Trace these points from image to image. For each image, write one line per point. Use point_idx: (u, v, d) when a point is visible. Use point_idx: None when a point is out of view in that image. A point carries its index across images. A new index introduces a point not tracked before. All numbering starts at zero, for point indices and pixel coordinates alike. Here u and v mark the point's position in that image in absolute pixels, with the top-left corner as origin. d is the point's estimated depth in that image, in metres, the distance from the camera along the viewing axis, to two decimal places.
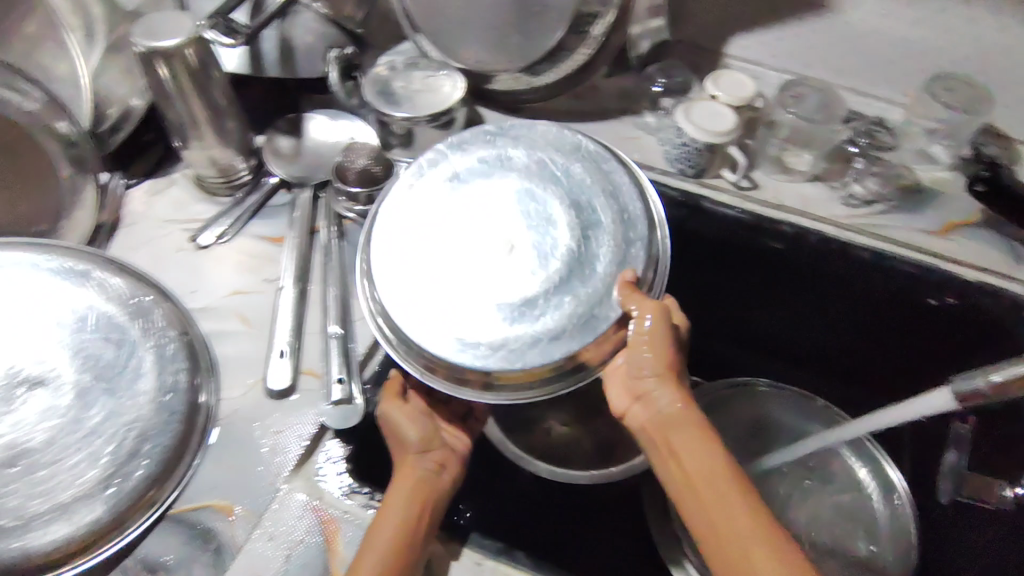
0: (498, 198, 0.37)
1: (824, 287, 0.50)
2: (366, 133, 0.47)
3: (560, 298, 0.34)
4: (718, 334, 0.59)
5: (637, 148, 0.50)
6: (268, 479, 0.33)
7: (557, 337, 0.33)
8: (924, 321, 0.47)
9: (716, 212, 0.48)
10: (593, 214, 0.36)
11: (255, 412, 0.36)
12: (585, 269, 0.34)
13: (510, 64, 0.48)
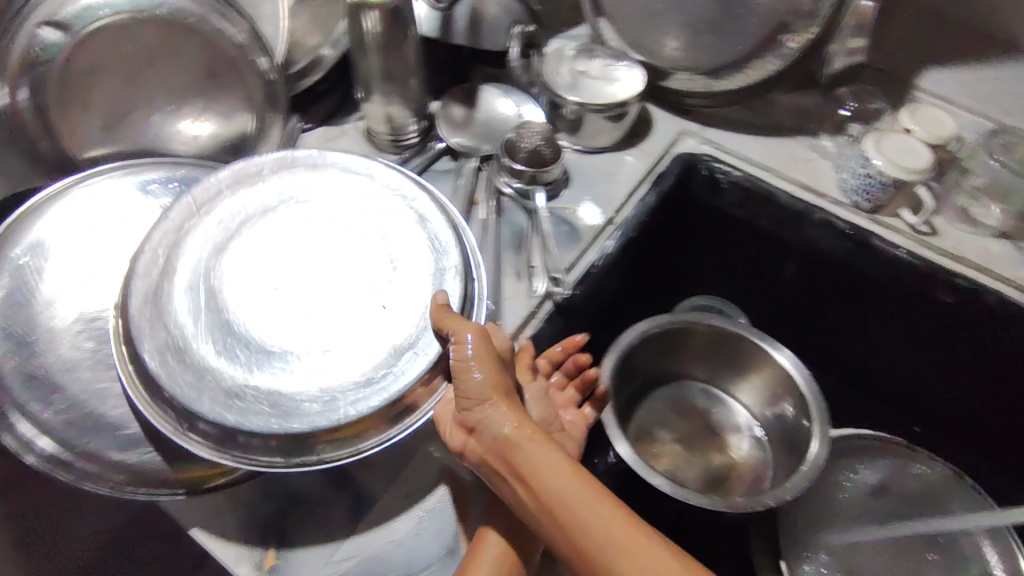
0: (329, 230, 0.34)
1: (983, 354, 0.44)
2: (536, 113, 0.47)
3: (367, 344, 0.31)
4: (849, 384, 0.52)
5: (808, 171, 0.47)
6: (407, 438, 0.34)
7: (379, 386, 0.29)
8: None
9: (885, 251, 0.44)
10: (408, 251, 0.34)
11: None
12: (401, 310, 0.32)
13: (691, 63, 0.48)
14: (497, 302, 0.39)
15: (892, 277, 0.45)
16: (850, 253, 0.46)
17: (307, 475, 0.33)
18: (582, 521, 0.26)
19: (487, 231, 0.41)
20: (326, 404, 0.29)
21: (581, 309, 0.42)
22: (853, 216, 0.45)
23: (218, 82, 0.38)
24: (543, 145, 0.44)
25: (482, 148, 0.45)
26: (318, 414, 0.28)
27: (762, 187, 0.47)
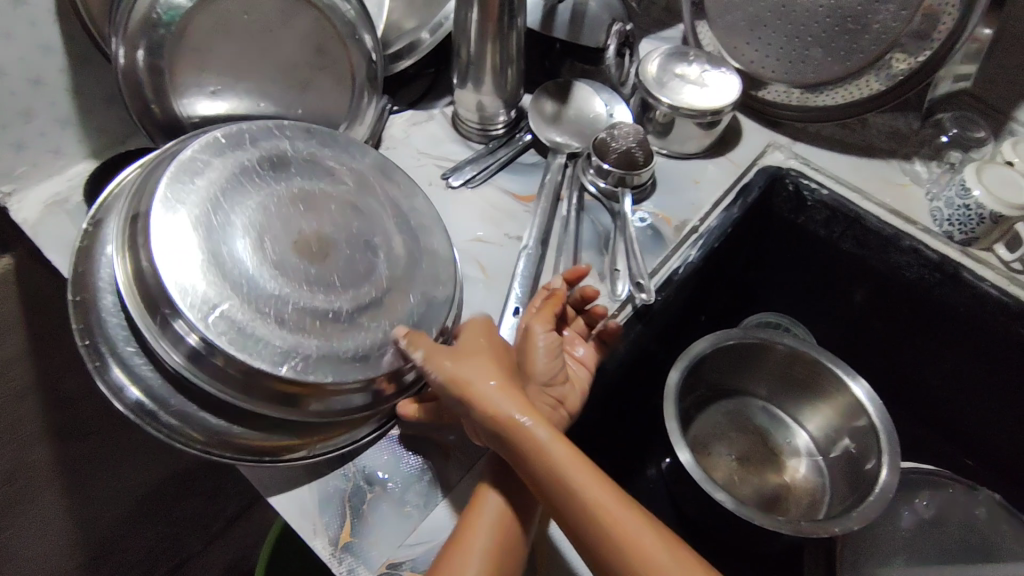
0: (340, 209, 0.35)
1: None
2: (625, 113, 0.46)
3: (369, 323, 0.31)
4: (912, 417, 0.51)
5: (899, 196, 0.46)
6: None
7: (363, 361, 0.30)
8: None
9: (976, 286, 0.42)
10: (415, 255, 0.35)
11: None
12: (393, 304, 0.33)
13: (791, 75, 0.47)
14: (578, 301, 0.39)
15: (977, 312, 0.43)
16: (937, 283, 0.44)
17: (386, 456, 0.32)
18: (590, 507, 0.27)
19: (569, 228, 0.41)
20: (298, 355, 0.29)
21: (656, 316, 0.41)
22: (943, 246, 0.44)
23: (325, 56, 0.40)
24: (635, 147, 0.43)
25: (572, 146, 0.45)
26: (289, 362, 0.28)
27: (849, 209, 0.46)
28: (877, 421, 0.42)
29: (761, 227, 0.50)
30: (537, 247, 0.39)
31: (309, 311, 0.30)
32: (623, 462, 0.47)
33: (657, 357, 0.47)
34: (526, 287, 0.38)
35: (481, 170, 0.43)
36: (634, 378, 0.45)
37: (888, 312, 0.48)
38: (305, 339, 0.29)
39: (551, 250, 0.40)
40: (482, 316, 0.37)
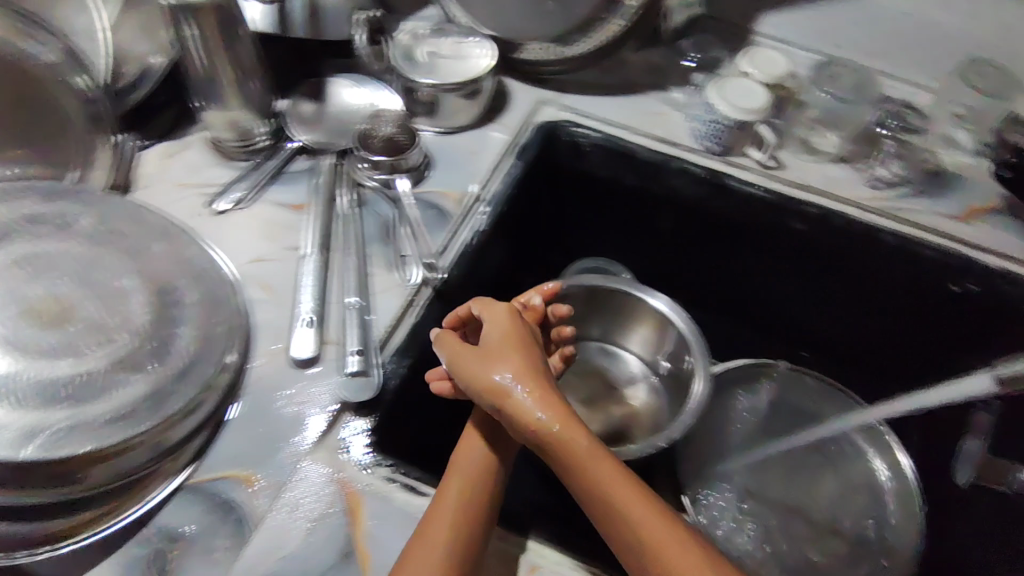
0: (75, 264, 0.33)
1: (833, 274, 0.47)
2: (389, 100, 0.47)
3: (124, 376, 0.30)
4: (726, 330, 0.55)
5: (661, 126, 0.50)
6: (289, 450, 0.32)
7: (119, 420, 0.28)
8: (886, 293, 0.45)
9: (741, 190, 0.47)
10: (172, 288, 0.33)
11: (277, 379, 0.35)
12: (151, 347, 0.31)
13: (541, 31, 0.49)
14: (372, 296, 0.38)
15: (749, 214, 0.47)
16: (713, 199, 0.47)
17: (185, 510, 0.30)
18: (607, 491, 0.27)
19: (349, 226, 0.41)
20: (36, 433, 0.27)
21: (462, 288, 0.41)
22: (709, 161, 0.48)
23: (34, 107, 0.37)
24: (398, 133, 0.43)
25: (338, 143, 0.44)
26: (27, 441, 0.26)
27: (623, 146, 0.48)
28: (684, 329, 0.45)
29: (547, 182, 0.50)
30: (319, 254, 0.39)
31: (47, 382, 0.28)
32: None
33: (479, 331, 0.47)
34: (314, 295, 0.37)
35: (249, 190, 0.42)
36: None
37: (680, 245, 0.50)
38: (43, 414, 0.27)
39: (336, 252, 0.40)
40: (274, 335, 0.36)
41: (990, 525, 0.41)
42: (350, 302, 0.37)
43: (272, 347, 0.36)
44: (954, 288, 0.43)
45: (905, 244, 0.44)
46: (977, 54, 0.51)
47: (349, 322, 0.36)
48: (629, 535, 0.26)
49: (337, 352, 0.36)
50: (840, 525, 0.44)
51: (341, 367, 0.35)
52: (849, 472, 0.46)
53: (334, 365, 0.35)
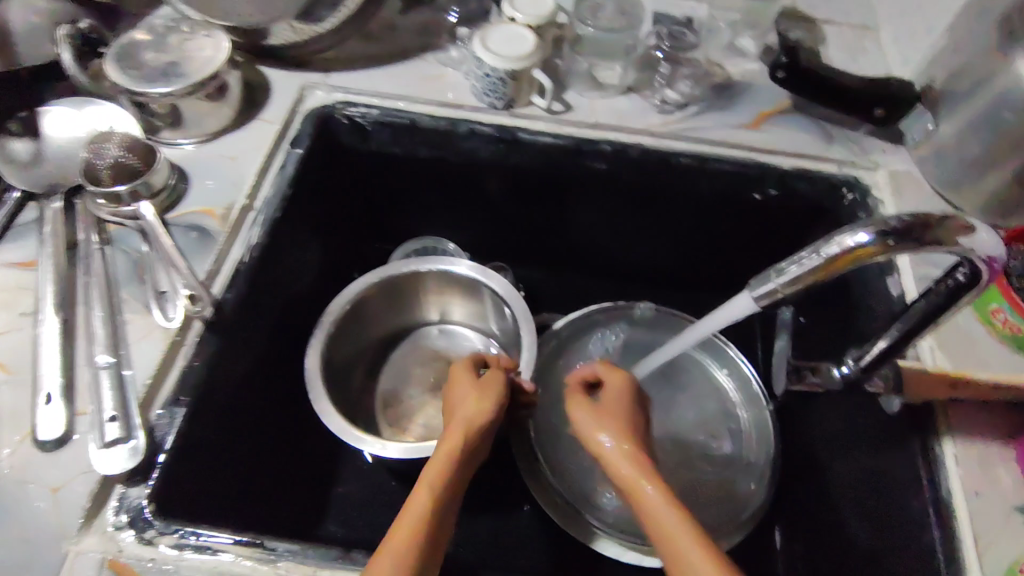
0: None
1: (637, 194, 0.74)
2: (125, 121, 0.67)
3: None
4: (540, 242, 0.85)
5: (433, 87, 0.73)
6: (44, 553, 0.47)
7: None
8: (738, 212, 0.74)
9: (534, 137, 0.71)
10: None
11: (25, 476, 0.50)
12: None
13: (285, 12, 0.70)
14: (124, 356, 0.55)
15: (574, 166, 0.71)
16: (546, 157, 0.71)
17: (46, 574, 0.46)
18: (658, 516, 0.45)
19: (91, 280, 0.59)
20: None
21: (241, 313, 0.61)
22: (561, 121, 0.72)
23: None
24: (123, 156, 0.64)
25: (69, 180, 0.65)
26: None
27: (442, 121, 0.71)
28: (500, 287, 0.77)
29: (337, 166, 0.75)
30: (61, 379, 0.54)
31: None
32: (326, 461, 0.75)
33: (286, 371, 0.71)
34: (57, 370, 0.54)
35: (69, 259, 0.61)
36: (291, 396, 0.72)
37: (516, 187, 0.76)
38: None
39: (80, 364, 0.55)
40: (17, 423, 0.52)
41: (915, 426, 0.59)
42: (103, 366, 0.54)
43: (16, 437, 0.51)
44: (755, 194, 0.72)
45: (693, 161, 0.71)
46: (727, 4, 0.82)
47: (104, 397, 0.53)
48: (657, 531, 0.44)
49: (87, 417, 0.52)
50: (676, 420, 0.79)
51: (99, 437, 0.51)
52: (688, 386, 0.81)
53: (86, 436, 0.51)
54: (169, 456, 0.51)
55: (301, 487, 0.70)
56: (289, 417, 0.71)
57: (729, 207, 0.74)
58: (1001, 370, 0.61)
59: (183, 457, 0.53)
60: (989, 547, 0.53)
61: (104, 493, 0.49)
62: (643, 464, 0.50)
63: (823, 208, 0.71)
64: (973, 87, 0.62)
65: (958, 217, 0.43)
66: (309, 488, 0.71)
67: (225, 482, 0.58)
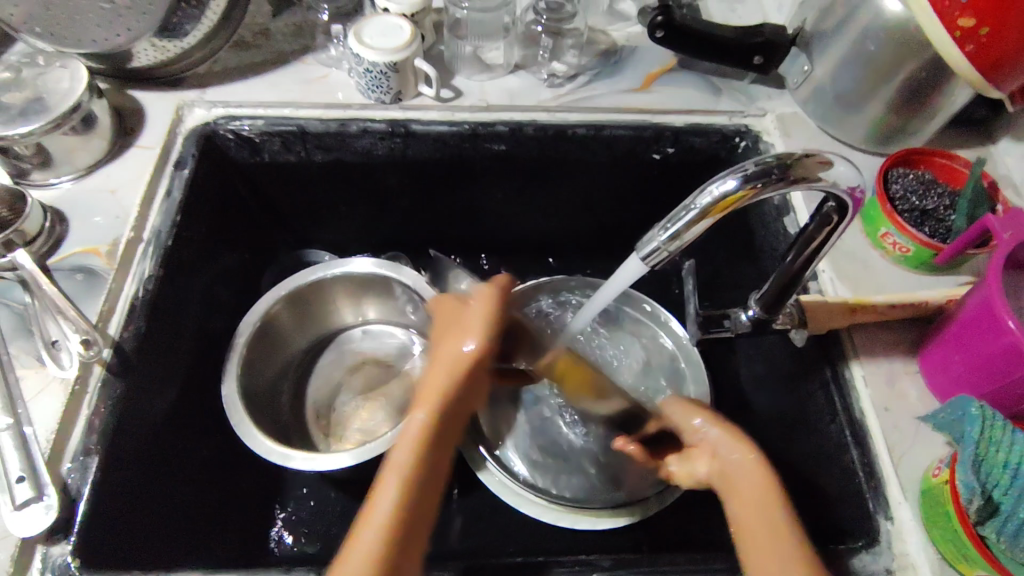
0: None
1: (668, 171, 0.80)
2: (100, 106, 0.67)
3: None
4: (582, 225, 0.89)
5: (528, 97, 0.77)
6: None
7: None
8: (715, 165, 0.79)
9: (616, 134, 0.76)
10: None
11: None
12: None
13: (403, 7, 0.73)
14: (21, 413, 0.55)
15: (631, 145, 0.77)
16: (543, 142, 0.76)
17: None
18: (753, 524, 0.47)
19: None
20: None
21: (156, 354, 0.62)
22: (560, 92, 0.78)
23: None
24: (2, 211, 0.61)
25: None
26: None
27: (464, 124, 0.75)
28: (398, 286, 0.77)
29: (243, 176, 0.77)
30: None
31: None
32: (266, 497, 0.73)
33: (216, 377, 0.73)
34: None
35: (49, 246, 0.63)
36: (275, 394, 0.76)
37: (578, 180, 0.81)
38: None
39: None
40: None
41: (809, 369, 0.64)
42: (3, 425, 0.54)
43: None
44: (656, 153, 0.78)
45: (736, 125, 0.77)
46: None
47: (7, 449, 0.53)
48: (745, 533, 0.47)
49: None
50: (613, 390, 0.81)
51: (9, 499, 0.51)
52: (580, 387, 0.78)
53: None
54: (90, 500, 0.52)
55: (236, 533, 0.68)
56: (229, 461, 0.71)
57: (708, 167, 0.79)
58: (891, 288, 0.64)
59: (104, 474, 0.54)
60: (902, 458, 0.56)
61: (56, 458, 0.54)
62: (772, 506, 0.48)
63: (860, 155, 0.75)
64: (841, 22, 0.68)
65: (819, 153, 0.42)
66: (245, 533, 0.69)
67: (157, 520, 0.59)
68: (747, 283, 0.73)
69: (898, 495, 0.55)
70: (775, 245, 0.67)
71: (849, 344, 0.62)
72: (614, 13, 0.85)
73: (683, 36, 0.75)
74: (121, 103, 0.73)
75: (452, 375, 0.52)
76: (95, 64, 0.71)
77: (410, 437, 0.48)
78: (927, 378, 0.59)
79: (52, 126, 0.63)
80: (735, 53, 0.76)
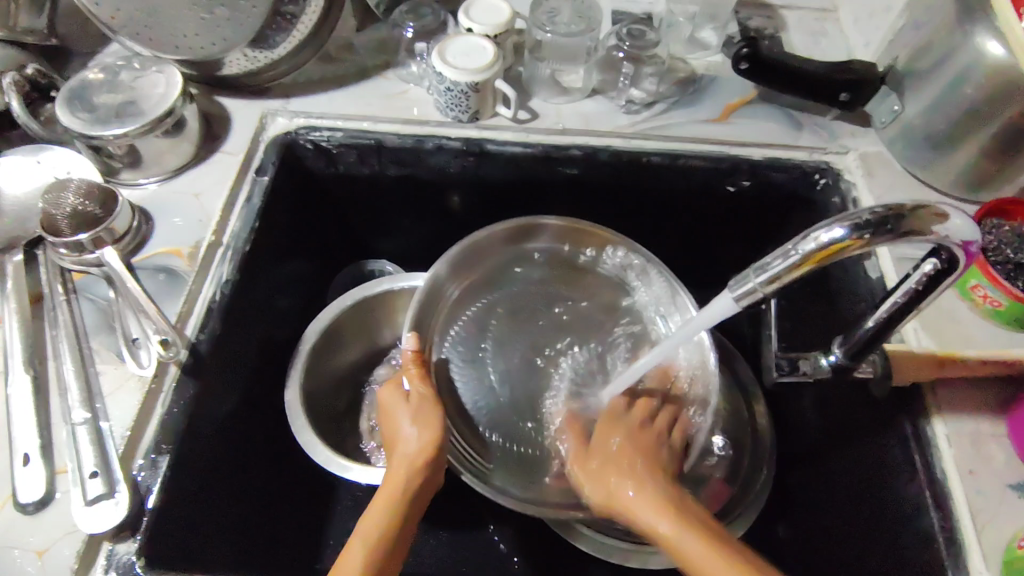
0: None
1: (742, 205, 0.78)
2: (191, 111, 0.70)
3: None
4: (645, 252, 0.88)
5: (604, 121, 0.77)
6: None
7: None
8: (790, 203, 0.77)
9: (690, 164, 0.75)
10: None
11: (30, 526, 0.51)
12: (16, 482, 0.53)
13: (487, 29, 0.74)
14: (98, 409, 0.56)
15: (705, 177, 0.76)
16: (616, 169, 0.75)
17: None
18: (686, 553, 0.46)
19: (70, 322, 0.60)
20: None
21: (227, 359, 0.64)
22: (636, 119, 0.77)
23: None
24: (94, 209, 0.63)
25: (29, 233, 0.66)
26: None
27: (538, 147, 0.75)
28: None
29: (318, 185, 0.78)
30: (42, 388, 0.57)
31: None
32: (316, 504, 0.74)
33: (279, 382, 0.74)
34: (59, 423, 0.55)
35: (134, 245, 0.65)
36: (333, 401, 0.77)
37: (647, 208, 0.80)
38: None
39: (71, 350, 0.59)
40: (43, 463, 0.54)
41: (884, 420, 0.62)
42: (82, 418, 0.55)
43: (40, 459, 0.54)
44: (731, 185, 0.76)
45: (816, 162, 0.75)
46: (856, 10, 0.86)
47: (83, 443, 0.54)
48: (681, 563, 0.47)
49: (67, 476, 0.53)
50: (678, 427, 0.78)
51: (84, 493, 0.52)
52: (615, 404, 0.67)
53: (69, 481, 0.53)
54: (158, 499, 0.53)
55: (287, 540, 0.69)
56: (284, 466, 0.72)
57: (783, 204, 0.77)
58: (979, 343, 0.61)
59: (173, 474, 0.55)
60: (986, 526, 0.54)
61: (129, 455, 0.55)
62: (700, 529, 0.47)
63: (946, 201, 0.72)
64: (938, 62, 0.66)
65: (933, 205, 0.40)
66: (294, 541, 0.70)
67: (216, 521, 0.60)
68: (821, 325, 0.71)
69: (980, 565, 0.52)
70: (855, 290, 0.65)
71: (931, 399, 0.59)
72: (694, 41, 0.85)
73: (768, 69, 0.74)
74: (209, 108, 0.76)
75: (409, 474, 0.55)
76: (188, 70, 0.74)
77: (361, 542, 0.52)
78: (1015, 443, 0.56)
79: (145, 129, 0.65)
80: (820, 89, 0.74)
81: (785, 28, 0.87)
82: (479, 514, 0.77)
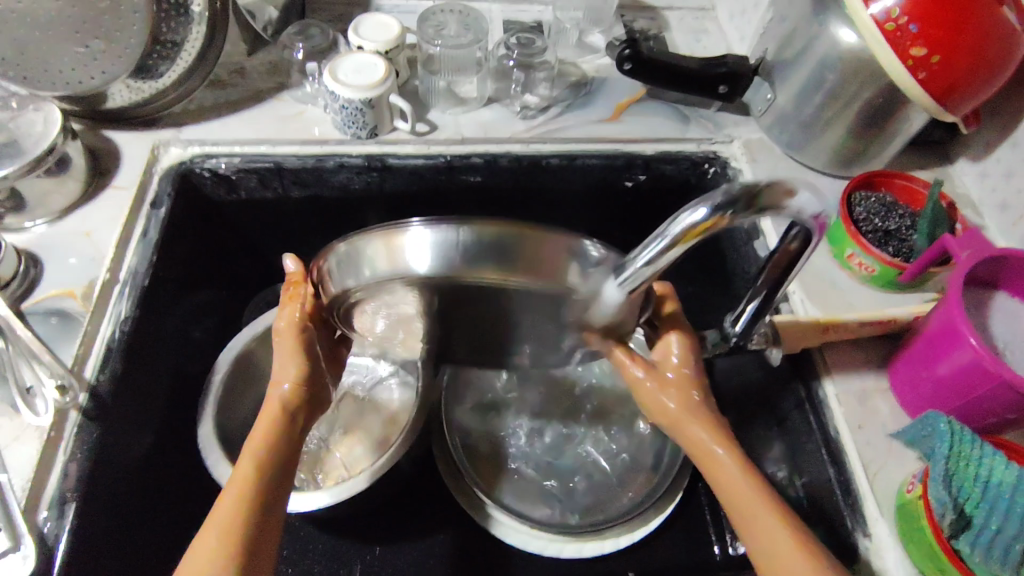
0: None
1: (640, 199, 0.82)
2: (75, 147, 0.67)
3: None
4: None
5: (501, 127, 0.79)
6: None
7: None
8: (684, 193, 0.81)
9: (587, 163, 0.78)
10: None
11: None
12: None
13: (377, 45, 0.75)
14: None
15: (603, 173, 0.79)
16: (516, 173, 0.78)
17: None
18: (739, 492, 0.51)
19: None
20: None
21: (131, 396, 0.62)
22: (533, 123, 0.79)
23: None
24: None
25: None
26: None
27: (440, 157, 0.76)
28: None
29: (221, 213, 0.77)
30: None
31: None
32: None
33: (194, 418, 0.73)
34: None
35: (23, 290, 0.63)
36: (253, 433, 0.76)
37: (550, 209, 0.83)
38: None
39: None
40: None
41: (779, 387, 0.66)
42: None
43: None
44: (628, 180, 0.80)
45: (704, 153, 0.79)
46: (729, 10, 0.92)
47: None
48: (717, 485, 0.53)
49: None
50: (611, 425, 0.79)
51: None
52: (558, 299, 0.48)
53: None
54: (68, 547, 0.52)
55: None
56: (205, 503, 0.71)
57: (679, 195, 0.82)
58: (858, 306, 0.66)
59: (82, 520, 0.54)
60: (878, 475, 0.58)
61: (33, 506, 0.52)
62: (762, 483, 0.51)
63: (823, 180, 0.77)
64: (801, 51, 0.71)
65: (785, 182, 0.44)
66: None
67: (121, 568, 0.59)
68: (720, 304, 0.75)
69: (875, 512, 0.56)
70: (744, 268, 0.69)
71: (820, 363, 0.63)
72: (584, 46, 0.88)
73: (650, 67, 0.78)
74: (95, 143, 0.73)
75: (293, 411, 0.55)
76: (69, 106, 0.71)
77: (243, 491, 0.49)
78: (896, 395, 0.61)
79: (26, 170, 0.62)
80: (700, 82, 0.79)
81: (667, 28, 0.91)
82: (414, 526, 0.76)
